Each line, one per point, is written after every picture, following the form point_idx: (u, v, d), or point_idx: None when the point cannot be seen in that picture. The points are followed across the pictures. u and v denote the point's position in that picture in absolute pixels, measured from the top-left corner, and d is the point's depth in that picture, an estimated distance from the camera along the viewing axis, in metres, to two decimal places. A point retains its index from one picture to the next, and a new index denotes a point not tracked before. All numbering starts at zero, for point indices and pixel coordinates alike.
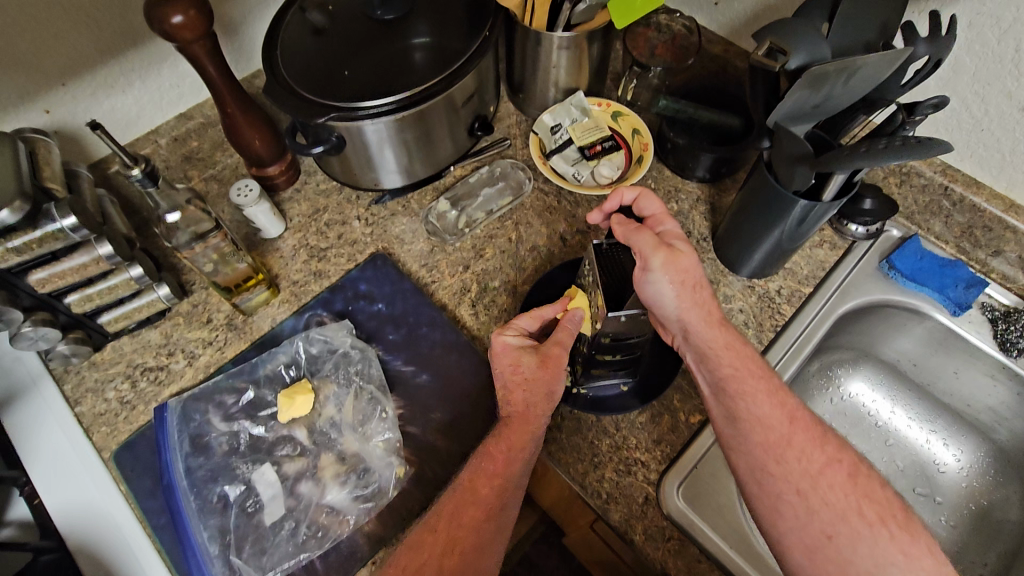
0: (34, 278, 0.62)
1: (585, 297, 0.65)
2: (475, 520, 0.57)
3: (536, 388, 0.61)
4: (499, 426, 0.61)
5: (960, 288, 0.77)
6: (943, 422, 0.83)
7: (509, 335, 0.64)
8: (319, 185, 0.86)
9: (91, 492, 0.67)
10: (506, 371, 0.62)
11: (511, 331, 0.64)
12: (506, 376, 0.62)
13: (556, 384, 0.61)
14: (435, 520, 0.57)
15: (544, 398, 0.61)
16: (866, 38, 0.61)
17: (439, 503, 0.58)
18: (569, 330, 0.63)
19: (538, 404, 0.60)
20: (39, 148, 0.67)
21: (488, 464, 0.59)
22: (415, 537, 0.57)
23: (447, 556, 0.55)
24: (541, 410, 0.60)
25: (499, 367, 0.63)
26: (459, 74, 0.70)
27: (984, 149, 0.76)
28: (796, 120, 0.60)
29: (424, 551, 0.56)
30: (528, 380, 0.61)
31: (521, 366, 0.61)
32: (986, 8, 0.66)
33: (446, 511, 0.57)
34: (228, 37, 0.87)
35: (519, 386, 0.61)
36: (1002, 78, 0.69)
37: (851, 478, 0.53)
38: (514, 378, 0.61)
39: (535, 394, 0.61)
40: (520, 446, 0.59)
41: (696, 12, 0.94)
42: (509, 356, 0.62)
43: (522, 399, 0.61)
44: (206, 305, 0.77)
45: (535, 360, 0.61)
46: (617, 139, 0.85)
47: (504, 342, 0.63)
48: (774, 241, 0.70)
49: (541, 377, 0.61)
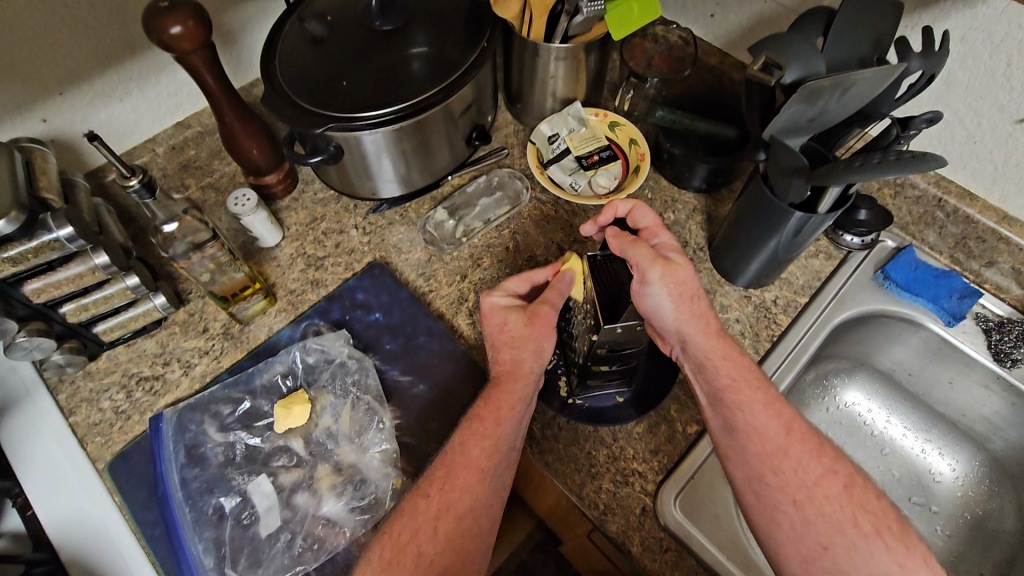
0: (29, 288, 0.62)
1: (578, 261, 0.64)
2: (465, 483, 0.56)
3: (521, 344, 0.61)
4: (489, 386, 0.61)
5: (955, 298, 0.77)
6: (938, 432, 0.83)
7: (497, 296, 0.65)
8: (317, 194, 0.86)
9: (84, 504, 0.67)
10: (494, 331, 0.63)
11: (499, 292, 0.65)
12: (495, 336, 0.63)
13: (544, 337, 0.62)
14: (427, 485, 0.57)
15: (531, 355, 0.61)
16: (861, 53, 0.61)
17: (431, 468, 0.58)
18: (560, 289, 0.63)
19: (526, 360, 0.61)
20: (36, 158, 0.67)
21: (477, 427, 0.58)
22: (408, 503, 0.57)
23: (441, 520, 0.55)
24: (529, 366, 0.61)
25: (489, 327, 0.64)
26: (458, 85, 0.71)
27: (978, 161, 0.76)
28: (791, 133, 0.60)
29: (417, 516, 0.55)
30: (516, 337, 0.61)
31: (508, 324, 0.62)
32: (978, 23, 0.66)
33: (438, 476, 0.57)
34: (226, 46, 0.87)
35: (505, 343, 0.62)
36: (995, 92, 0.69)
37: (848, 490, 0.54)
38: (502, 336, 0.62)
39: (522, 351, 0.61)
40: (507, 403, 0.59)
41: (692, 23, 0.95)
42: (497, 316, 0.63)
43: (508, 357, 0.61)
44: (203, 314, 0.77)
45: (522, 317, 0.62)
46: (614, 149, 0.85)
47: (491, 303, 0.64)
48: (770, 251, 0.70)
49: (528, 333, 0.61)
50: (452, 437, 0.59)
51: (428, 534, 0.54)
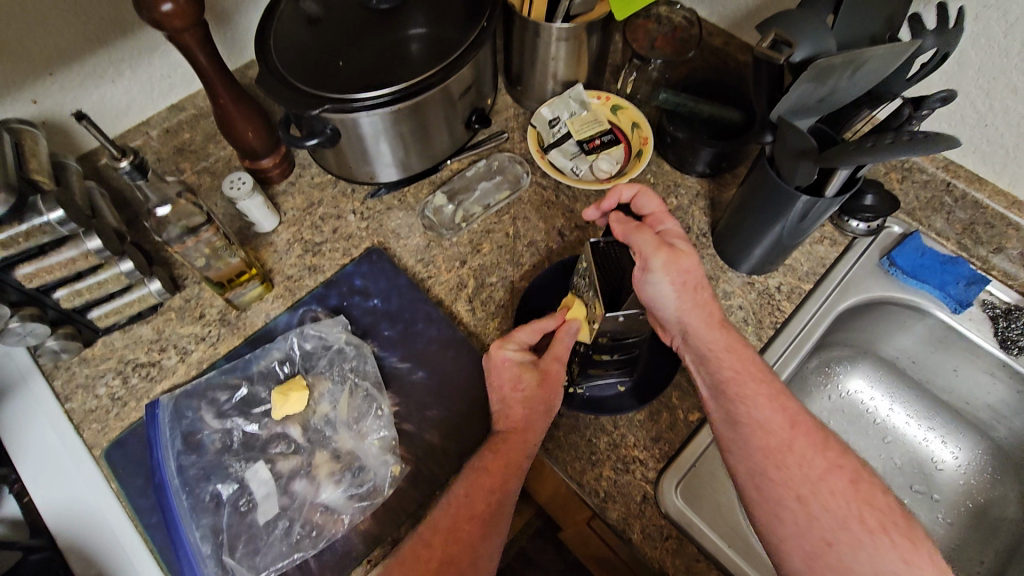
0: (20, 273, 0.61)
1: (583, 309, 0.63)
2: (466, 528, 0.56)
3: (535, 404, 0.61)
4: (496, 440, 0.60)
5: (961, 285, 0.76)
6: (941, 420, 0.82)
7: (507, 349, 0.63)
8: (314, 178, 0.85)
9: (82, 492, 0.66)
10: (505, 387, 0.62)
11: (510, 345, 0.63)
12: (505, 392, 0.62)
13: (554, 400, 0.62)
14: (428, 531, 0.56)
15: (542, 413, 0.61)
16: (871, 32, 0.60)
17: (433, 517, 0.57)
18: (566, 342, 0.63)
19: (538, 418, 0.61)
20: (25, 140, 0.65)
21: (483, 479, 0.58)
22: (409, 552, 0.55)
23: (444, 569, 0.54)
24: (539, 427, 0.61)
25: (499, 383, 0.62)
26: (456, 66, 0.69)
27: (988, 144, 0.75)
28: (800, 114, 0.59)
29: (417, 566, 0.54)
30: (528, 396, 0.61)
31: (521, 383, 0.61)
32: (992, 1, 0.65)
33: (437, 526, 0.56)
34: (220, 26, 0.85)
35: (518, 403, 0.61)
36: (1008, 73, 0.68)
37: (852, 484, 0.53)
38: (514, 396, 0.61)
39: (535, 411, 0.61)
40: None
41: (697, 3, 0.93)
42: (508, 371, 0.62)
43: (521, 416, 0.60)
44: (199, 300, 0.76)
45: (534, 377, 0.61)
46: (616, 133, 0.84)
47: (503, 356, 0.63)
48: (775, 237, 0.69)
49: (541, 394, 0.61)
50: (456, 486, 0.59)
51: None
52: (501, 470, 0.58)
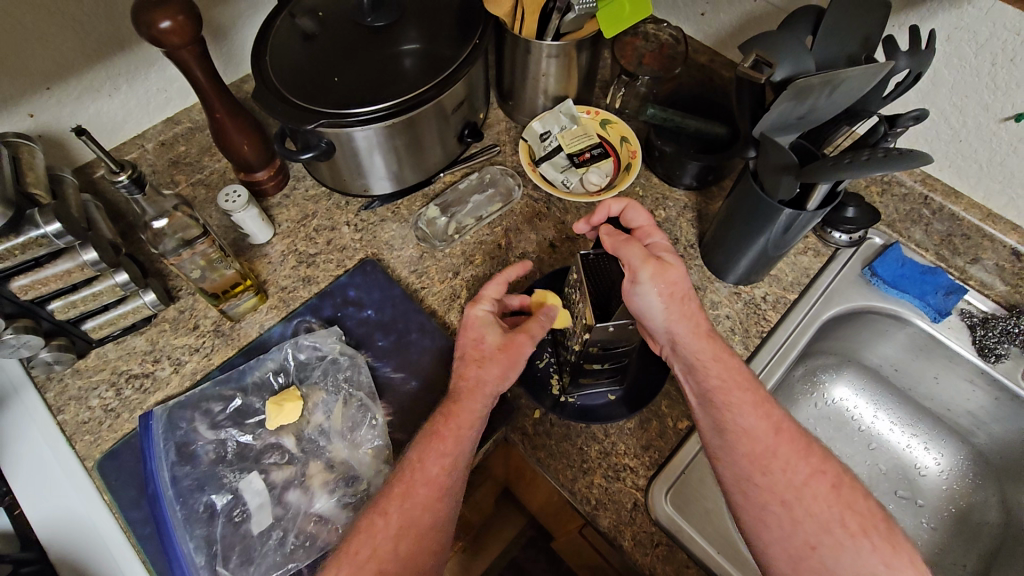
0: (16, 285, 0.61)
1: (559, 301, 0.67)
2: (451, 516, 0.58)
3: (490, 364, 0.61)
4: (446, 400, 0.61)
5: (940, 295, 0.79)
6: (924, 427, 0.84)
7: (481, 306, 0.65)
8: (308, 191, 0.86)
9: (73, 503, 0.66)
10: (469, 344, 0.63)
11: (484, 303, 0.66)
12: (468, 349, 0.63)
13: (510, 369, 0.62)
14: (385, 504, 0.57)
15: (496, 381, 0.61)
16: (848, 51, 0.62)
17: (388, 488, 0.58)
18: (541, 324, 0.64)
19: (490, 381, 0.61)
20: (23, 154, 0.66)
21: (438, 444, 0.59)
22: (365, 522, 0.56)
23: (404, 539, 0.55)
24: (489, 390, 0.61)
25: (466, 337, 0.64)
26: (450, 81, 0.71)
27: (963, 160, 0.77)
28: (781, 131, 0.61)
29: (377, 536, 0.55)
30: (488, 356, 0.62)
31: (484, 341, 0.63)
32: (963, 23, 0.68)
33: (396, 495, 0.57)
34: (217, 42, 0.87)
35: (475, 359, 0.62)
36: (979, 91, 0.70)
37: (835, 489, 0.54)
38: (476, 352, 0.62)
39: (488, 372, 0.61)
40: (466, 420, 0.60)
41: (683, 22, 0.95)
42: (477, 328, 0.64)
43: (475, 374, 0.61)
44: (193, 311, 0.76)
45: (498, 339, 0.62)
46: (606, 146, 0.86)
47: (476, 314, 0.65)
48: (760, 248, 0.71)
49: (500, 357, 0.62)
50: (409, 453, 0.60)
51: (389, 554, 0.55)
52: (468, 447, 0.59)
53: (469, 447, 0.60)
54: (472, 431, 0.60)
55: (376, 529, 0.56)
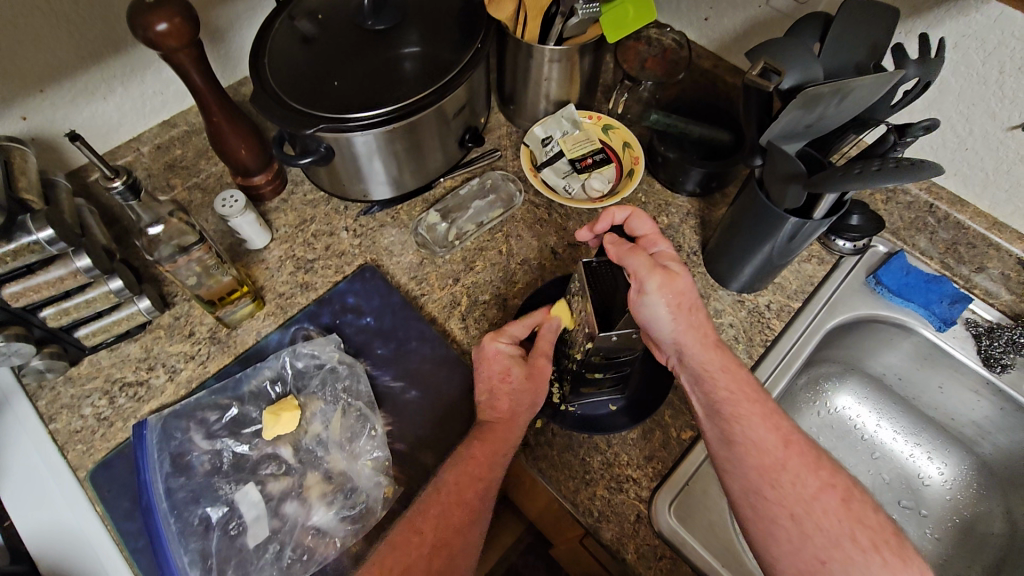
0: (6, 292, 0.59)
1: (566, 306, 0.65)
2: (449, 530, 0.57)
3: (523, 398, 0.61)
4: (480, 431, 0.61)
5: (945, 303, 0.77)
6: (928, 436, 0.84)
7: (500, 342, 0.63)
8: (306, 195, 0.84)
9: (63, 514, 0.65)
10: (494, 378, 0.62)
11: (503, 338, 0.64)
12: (494, 384, 0.62)
13: (538, 397, 0.63)
14: (418, 521, 0.57)
15: (527, 408, 0.62)
16: (856, 59, 0.61)
17: (421, 505, 0.58)
18: (550, 339, 0.64)
19: (523, 413, 0.62)
20: (15, 158, 0.65)
21: (473, 467, 0.59)
22: (398, 538, 0.56)
23: (434, 558, 0.55)
24: (524, 419, 0.62)
25: (490, 374, 0.63)
26: (451, 86, 0.70)
27: (969, 168, 0.77)
28: (789, 139, 0.60)
29: (410, 553, 0.55)
30: (517, 390, 0.61)
31: (510, 376, 0.62)
32: (971, 31, 0.67)
33: (431, 514, 0.57)
34: (214, 44, 0.85)
35: (506, 395, 0.61)
36: (986, 100, 0.70)
37: (844, 503, 0.53)
38: (503, 387, 0.62)
39: (522, 404, 0.61)
40: (501, 448, 0.60)
41: (686, 27, 0.94)
42: (499, 363, 0.62)
43: (507, 407, 0.61)
44: (189, 318, 0.75)
45: (524, 371, 0.62)
46: (607, 152, 0.85)
47: (495, 348, 0.63)
48: (764, 256, 0.70)
49: (529, 389, 0.62)
50: (443, 472, 0.60)
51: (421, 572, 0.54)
52: (500, 472, 0.59)
53: (502, 471, 0.60)
54: (505, 456, 0.60)
55: (410, 546, 0.55)
